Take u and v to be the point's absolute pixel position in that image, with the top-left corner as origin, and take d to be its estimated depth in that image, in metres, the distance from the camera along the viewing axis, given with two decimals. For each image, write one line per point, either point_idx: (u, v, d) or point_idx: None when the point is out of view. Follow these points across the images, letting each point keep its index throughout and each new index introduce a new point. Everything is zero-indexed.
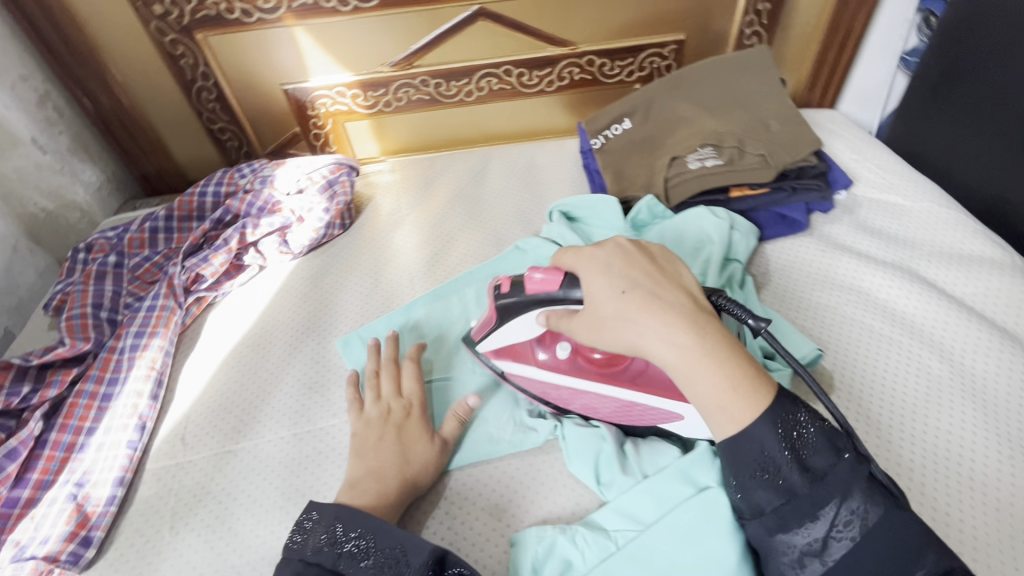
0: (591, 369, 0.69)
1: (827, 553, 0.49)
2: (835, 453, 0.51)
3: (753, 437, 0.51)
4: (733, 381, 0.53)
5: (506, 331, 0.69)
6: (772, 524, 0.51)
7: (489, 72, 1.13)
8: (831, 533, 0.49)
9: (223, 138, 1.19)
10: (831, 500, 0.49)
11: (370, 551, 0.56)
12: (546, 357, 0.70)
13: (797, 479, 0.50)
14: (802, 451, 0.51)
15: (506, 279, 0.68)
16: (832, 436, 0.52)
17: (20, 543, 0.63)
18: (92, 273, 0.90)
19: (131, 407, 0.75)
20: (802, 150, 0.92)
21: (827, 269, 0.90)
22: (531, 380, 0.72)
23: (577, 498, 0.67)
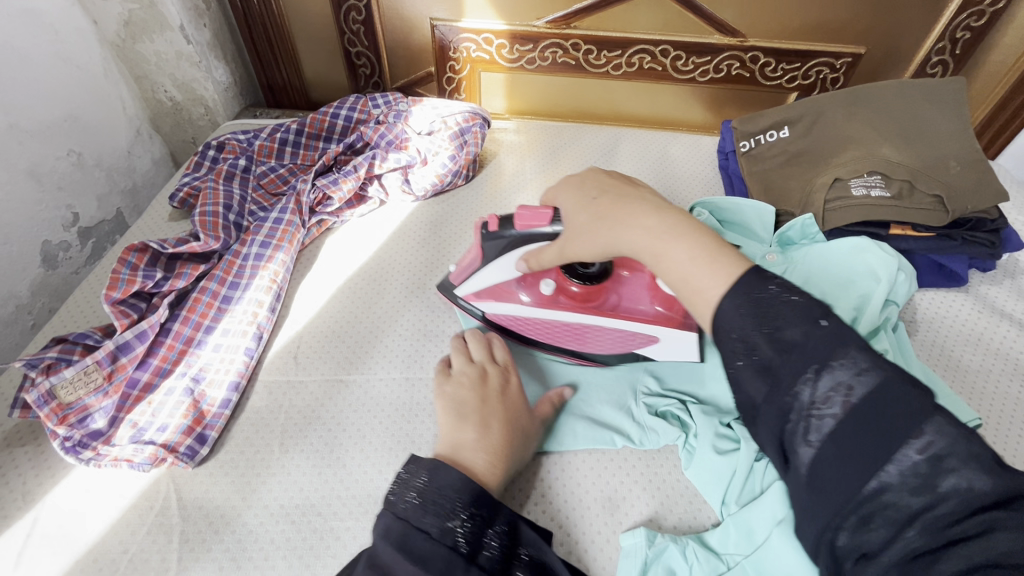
0: (577, 304, 0.72)
1: (811, 433, 0.39)
2: (811, 321, 0.41)
3: (724, 317, 0.45)
4: (705, 249, 0.49)
5: (488, 271, 0.71)
6: (771, 419, 0.41)
7: (645, 48, 1.07)
8: (811, 412, 0.39)
9: (357, 63, 1.17)
10: (810, 371, 0.40)
11: (458, 511, 0.51)
12: (531, 297, 0.73)
13: (769, 352, 0.42)
14: (771, 326, 0.42)
15: (490, 217, 0.69)
16: (811, 305, 0.42)
17: (139, 426, 0.64)
18: (222, 173, 0.89)
19: (250, 315, 0.74)
20: (990, 198, 0.84)
21: (981, 330, 0.83)
22: (519, 322, 0.74)
23: (693, 511, 0.63)
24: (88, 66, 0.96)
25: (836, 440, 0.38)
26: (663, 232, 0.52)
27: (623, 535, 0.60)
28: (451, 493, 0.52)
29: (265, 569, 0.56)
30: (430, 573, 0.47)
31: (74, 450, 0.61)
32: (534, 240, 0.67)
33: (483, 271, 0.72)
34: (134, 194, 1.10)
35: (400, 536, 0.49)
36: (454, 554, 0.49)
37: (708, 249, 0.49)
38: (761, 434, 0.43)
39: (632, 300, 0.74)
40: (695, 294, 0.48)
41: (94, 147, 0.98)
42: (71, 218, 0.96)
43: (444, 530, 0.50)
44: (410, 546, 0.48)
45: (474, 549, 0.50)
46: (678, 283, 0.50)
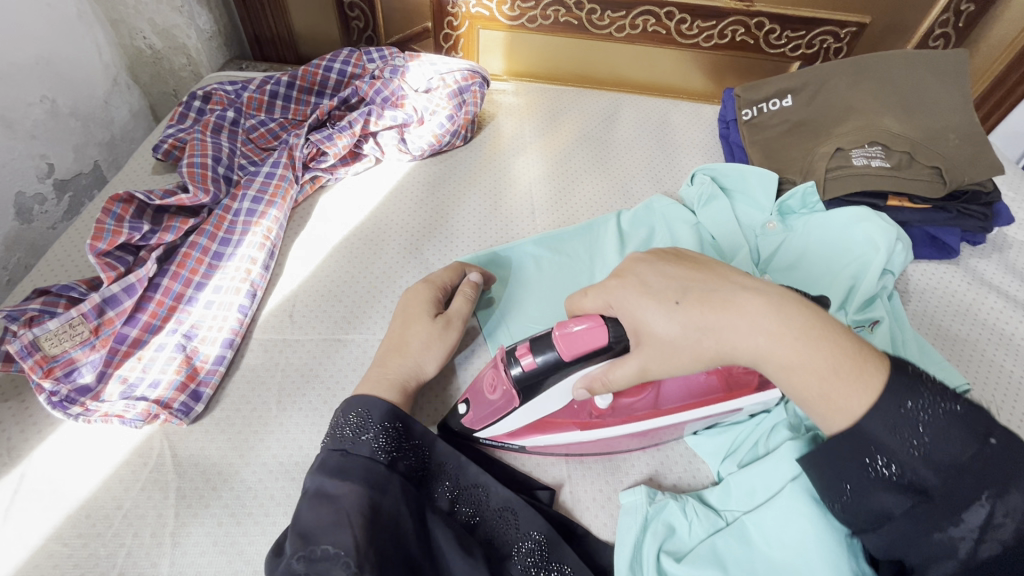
0: (633, 408, 0.60)
1: (973, 556, 0.41)
2: (978, 438, 0.42)
3: (860, 427, 0.44)
4: (845, 359, 0.44)
5: (528, 411, 0.57)
6: (911, 530, 0.43)
7: (650, 10, 1.04)
8: (980, 535, 0.41)
9: (350, 16, 1.12)
10: (984, 496, 0.41)
11: (371, 425, 0.55)
12: (579, 423, 0.60)
13: (926, 473, 0.42)
14: (930, 444, 0.42)
15: (521, 347, 0.54)
16: (969, 417, 0.42)
17: (129, 381, 0.62)
18: (210, 125, 0.84)
19: (243, 272, 0.72)
20: (986, 171, 0.84)
21: (971, 303, 0.85)
22: (571, 444, 0.62)
23: (693, 471, 0.64)
24: (60, 5, 0.89)
25: (997, 562, 0.40)
26: (796, 340, 0.45)
27: (623, 492, 0.60)
28: (362, 414, 0.55)
29: (267, 524, 0.55)
30: (350, 480, 0.50)
31: (62, 405, 0.58)
32: (592, 359, 0.53)
33: (519, 413, 0.57)
34: (112, 147, 1.04)
35: (323, 461, 0.52)
36: (373, 462, 0.52)
37: (844, 357, 0.44)
38: (882, 532, 0.45)
39: (680, 385, 0.60)
40: (835, 410, 0.44)
41: (68, 94, 0.92)
42: (46, 169, 0.90)
43: (359, 444, 0.53)
44: (332, 466, 0.52)
45: (391, 457, 0.54)
46: (818, 401, 0.45)
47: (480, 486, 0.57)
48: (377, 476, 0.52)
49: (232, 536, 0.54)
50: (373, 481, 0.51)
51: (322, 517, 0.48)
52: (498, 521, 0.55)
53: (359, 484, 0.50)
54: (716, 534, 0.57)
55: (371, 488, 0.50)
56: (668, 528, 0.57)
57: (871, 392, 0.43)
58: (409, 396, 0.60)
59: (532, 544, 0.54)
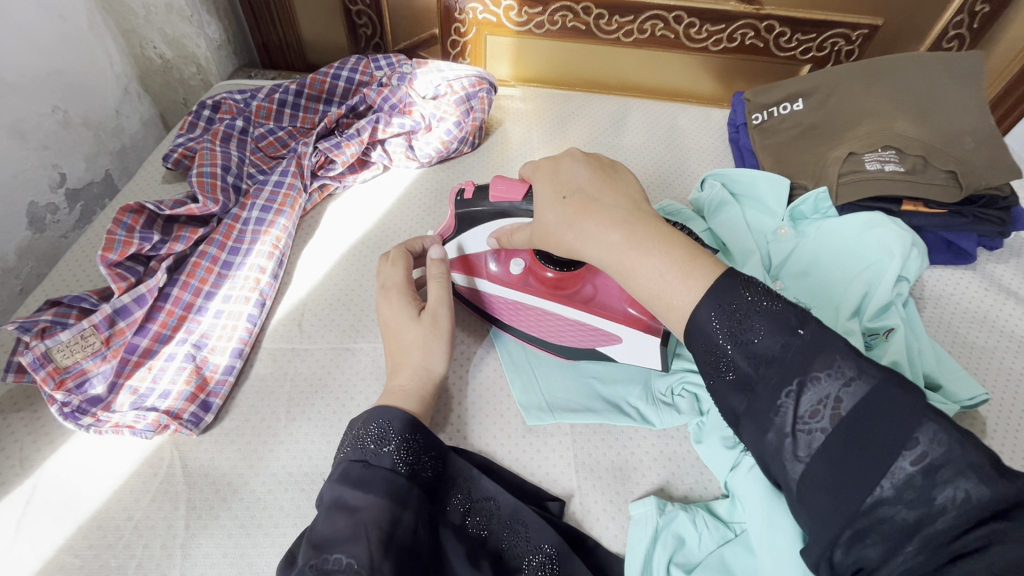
0: (545, 291, 0.71)
1: (801, 447, 0.42)
2: (788, 331, 0.44)
3: (698, 327, 0.47)
4: (676, 262, 0.49)
5: (473, 236, 0.70)
6: (750, 429, 0.44)
7: (657, 14, 1.04)
8: (798, 426, 0.42)
9: (358, 24, 1.12)
10: (793, 384, 0.43)
11: (392, 438, 0.53)
12: (499, 272, 0.72)
13: (745, 366, 0.45)
14: (743, 336, 0.45)
15: (466, 188, 0.68)
16: (782, 315, 0.45)
17: (139, 392, 0.62)
18: (219, 134, 0.85)
19: (252, 281, 0.72)
20: (1003, 175, 0.83)
21: (986, 308, 0.83)
22: (488, 297, 0.72)
23: (703, 482, 0.63)
24: (72, 16, 0.90)
25: (823, 453, 0.41)
26: (637, 243, 0.51)
27: (631, 504, 0.59)
28: (383, 425, 0.54)
29: (276, 536, 0.55)
30: (372, 494, 0.49)
31: (73, 416, 0.58)
32: (509, 216, 0.66)
33: (462, 238, 0.71)
34: (123, 156, 1.05)
35: (344, 472, 0.51)
36: (394, 474, 0.51)
37: (682, 264, 0.49)
38: (744, 440, 0.46)
39: (606, 298, 0.70)
40: (670, 307, 0.49)
41: (80, 103, 0.93)
42: (58, 179, 0.91)
43: (380, 456, 0.52)
44: (354, 476, 0.50)
45: (412, 469, 0.53)
46: (651, 299, 0.51)
47: (493, 501, 0.57)
48: (399, 490, 0.50)
49: (242, 548, 0.54)
50: (394, 494, 0.50)
51: (340, 527, 0.46)
52: (509, 533, 0.55)
53: (380, 497, 0.49)
54: (726, 546, 0.57)
55: (392, 501, 0.49)
56: (678, 541, 0.57)
57: (698, 289, 0.47)
58: (428, 403, 0.60)
59: (543, 557, 0.54)
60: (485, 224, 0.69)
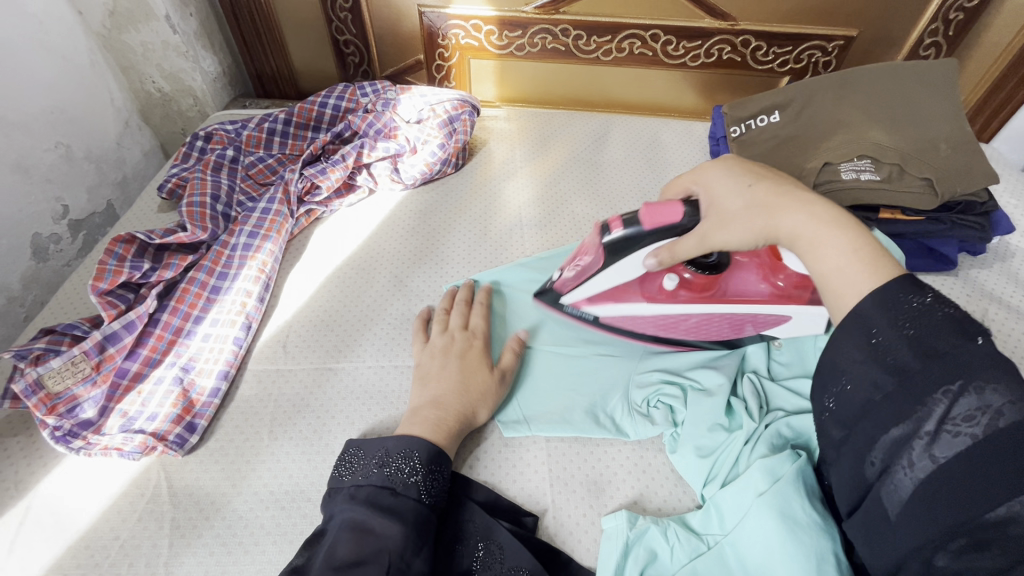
0: (695, 295, 0.71)
1: (937, 448, 0.39)
2: (965, 336, 0.41)
3: (860, 317, 0.46)
4: (865, 254, 0.50)
5: (609, 275, 0.67)
6: (884, 417, 0.42)
7: (635, 33, 1.06)
8: (944, 426, 0.39)
9: (345, 52, 1.16)
10: (953, 386, 0.40)
11: (418, 468, 0.57)
12: (647, 294, 0.71)
13: (909, 355, 0.42)
14: (916, 331, 0.42)
15: (613, 218, 0.63)
16: (962, 320, 0.42)
17: (128, 415, 0.65)
18: (210, 163, 0.88)
19: (239, 304, 0.74)
20: (979, 180, 0.83)
21: (970, 314, 0.83)
22: (629, 315, 0.72)
23: (677, 494, 0.63)
24: (73, 57, 0.95)
25: (963, 457, 0.38)
26: (826, 226, 0.53)
27: (604, 518, 0.60)
28: (408, 454, 0.57)
29: (256, 554, 0.57)
30: (398, 522, 0.53)
31: (64, 440, 0.61)
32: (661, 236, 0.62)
33: (603, 274, 0.67)
34: (124, 186, 1.10)
35: (369, 496, 0.55)
36: (420, 504, 0.55)
37: (868, 252, 0.50)
38: (862, 430, 0.44)
39: (742, 285, 0.72)
40: (840, 292, 0.49)
41: (82, 138, 0.98)
42: (61, 211, 0.96)
43: (406, 486, 0.56)
44: (383, 504, 0.54)
45: (433, 499, 0.56)
46: (822, 278, 0.52)
47: (474, 522, 0.59)
48: (421, 520, 0.54)
49: (223, 566, 0.56)
50: (417, 523, 0.54)
51: (367, 548, 0.50)
52: (485, 556, 0.57)
53: (402, 526, 0.52)
54: (698, 559, 0.56)
55: (415, 531, 0.53)
56: (649, 554, 0.57)
57: (884, 276, 0.47)
58: (454, 433, 0.62)
59: None
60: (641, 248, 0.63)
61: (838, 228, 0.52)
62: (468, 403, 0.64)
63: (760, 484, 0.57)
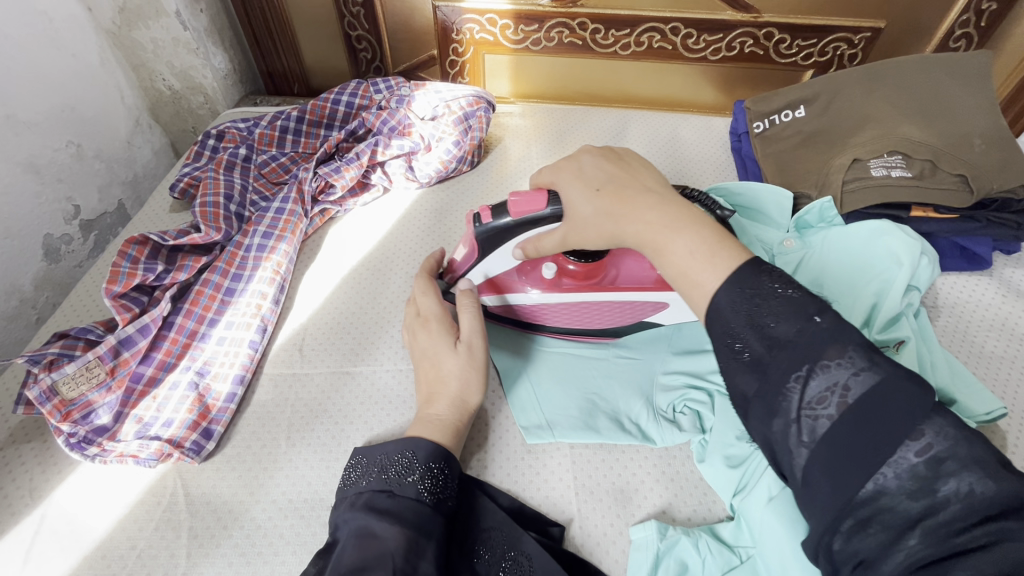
0: (578, 285, 0.71)
1: (807, 432, 0.40)
2: (804, 316, 0.42)
3: (720, 312, 0.45)
4: (705, 243, 0.49)
5: (491, 266, 0.69)
6: (759, 412, 0.42)
7: (654, 26, 1.03)
8: (803, 410, 0.40)
9: (358, 48, 1.14)
10: (803, 369, 0.40)
11: (416, 468, 0.55)
12: (533, 286, 0.71)
13: (758, 345, 0.42)
14: (762, 319, 0.43)
15: (482, 209, 0.64)
16: (802, 300, 0.43)
17: (144, 421, 0.63)
18: (223, 162, 0.87)
19: (254, 307, 0.73)
20: (1014, 177, 0.80)
21: (1006, 316, 0.80)
22: (524, 309, 0.72)
23: (707, 503, 0.61)
24: (84, 55, 0.94)
25: (830, 440, 0.39)
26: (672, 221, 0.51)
27: (632, 529, 0.58)
28: (408, 455, 0.56)
29: (276, 564, 0.55)
30: (399, 522, 0.50)
31: (80, 446, 0.60)
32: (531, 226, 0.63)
33: (484, 265, 0.68)
34: (135, 186, 1.08)
35: (367, 500, 0.53)
36: (420, 503, 0.53)
37: (710, 243, 0.48)
38: (752, 427, 0.44)
39: (632, 270, 0.73)
40: (692, 285, 0.48)
41: (93, 137, 0.97)
42: (72, 211, 0.94)
43: (405, 486, 0.54)
44: (379, 506, 0.52)
45: (436, 498, 0.54)
46: (678, 276, 0.50)
47: (497, 530, 0.57)
48: (424, 520, 0.52)
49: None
50: (418, 522, 0.51)
51: (370, 553, 0.47)
52: (513, 565, 0.55)
53: (404, 526, 0.50)
54: (731, 573, 0.55)
55: (417, 531, 0.51)
56: (680, 566, 0.55)
57: (724, 268, 0.46)
58: (459, 435, 0.60)
59: None
60: (513, 238, 0.65)
61: (680, 229, 0.50)
62: None
63: (787, 495, 0.55)
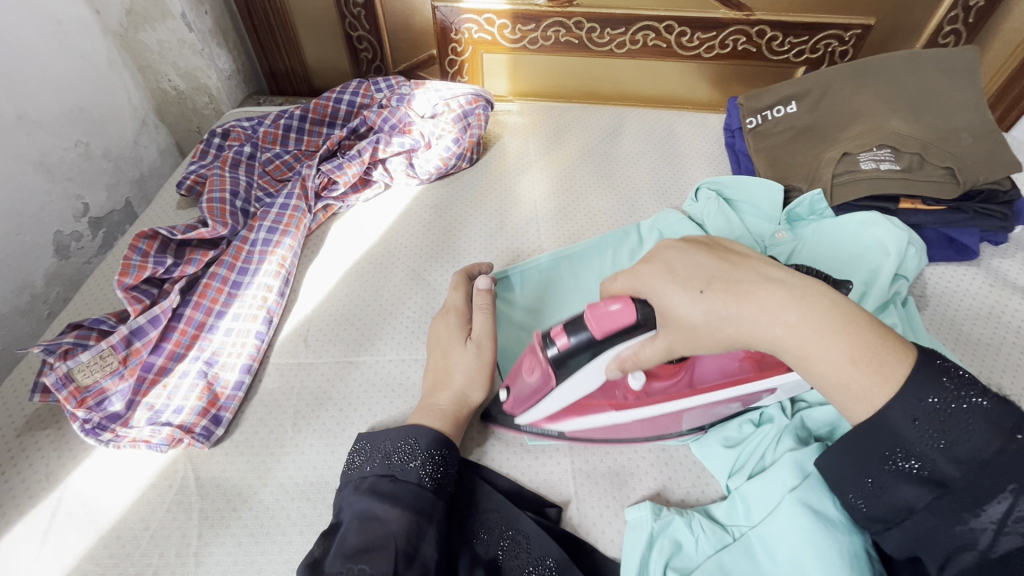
0: (668, 389, 0.61)
1: (993, 548, 0.39)
2: (1003, 433, 0.40)
3: (881, 422, 0.43)
4: (857, 345, 0.44)
5: (566, 390, 0.58)
6: (932, 524, 0.42)
7: (649, 25, 1.06)
8: (999, 527, 0.39)
9: (359, 48, 1.17)
10: (1007, 490, 0.39)
11: (418, 454, 0.57)
12: (616, 404, 0.62)
13: (944, 465, 0.41)
14: (946, 438, 0.41)
15: (555, 328, 0.54)
16: (996, 415, 0.40)
17: (155, 408, 0.66)
18: (228, 160, 0.89)
19: (260, 299, 0.75)
20: (1001, 168, 0.82)
21: (993, 304, 0.82)
22: (609, 426, 0.64)
23: (701, 485, 0.63)
24: (92, 56, 0.96)
25: (1021, 556, 0.38)
26: (821, 331, 0.44)
27: (628, 509, 0.60)
28: (411, 441, 0.58)
29: (283, 544, 0.58)
30: (400, 506, 0.53)
31: (94, 432, 0.62)
32: (621, 340, 0.52)
33: (556, 395, 0.59)
34: (142, 184, 1.11)
35: (371, 485, 0.55)
36: (421, 488, 0.55)
37: (867, 350, 0.43)
38: (905, 529, 0.44)
39: (710, 362, 0.62)
40: (857, 399, 0.44)
41: (101, 137, 0.99)
42: (81, 209, 0.97)
43: (408, 472, 0.56)
44: (381, 490, 0.55)
45: (437, 483, 0.56)
46: (832, 387, 0.45)
47: (497, 511, 0.59)
48: (426, 504, 0.54)
49: (251, 555, 0.57)
50: (420, 507, 0.54)
51: (371, 535, 0.50)
52: (510, 544, 0.57)
53: (406, 510, 0.53)
54: (724, 551, 0.56)
55: (420, 515, 0.53)
56: (674, 544, 0.57)
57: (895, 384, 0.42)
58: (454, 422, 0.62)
59: (544, 569, 0.55)
60: (597, 356, 0.54)
61: (817, 304, 0.45)
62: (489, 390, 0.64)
63: (790, 480, 0.57)
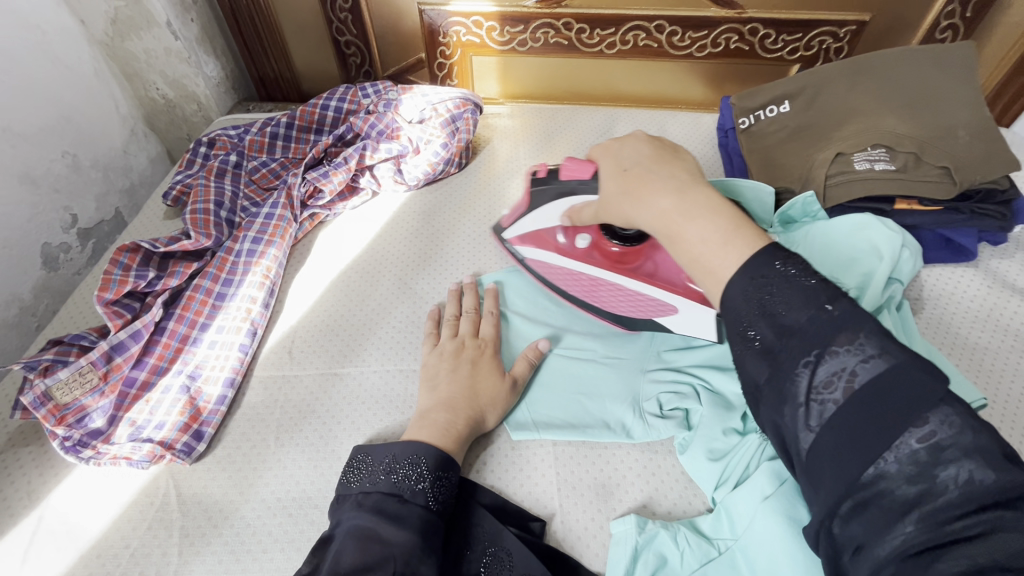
0: (607, 262, 0.76)
1: (812, 418, 0.41)
2: (815, 306, 0.42)
3: (732, 300, 0.46)
4: (720, 233, 0.49)
5: (534, 219, 0.78)
6: (769, 403, 0.43)
7: (639, 25, 1.04)
8: (812, 396, 0.41)
9: (347, 53, 1.16)
10: (812, 356, 0.41)
11: (425, 475, 0.56)
12: (568, 251, 0.78)
13: (768, 334, 0.44)
14: (774, 309, 0.44)
15: (541, 167, 0.75)
16: (817, 290, 0.43)
17: (137, 424, 0.65)
18: (213, 169, 0.89)
19: (244, 311, 0.75)
20: (1001, 167, 0.80)
21: (991, 307, 0.81)
22: (551, 267, 0.79)
23: (687, 497, 0.62)
24: (78, 67, 0.96)
25: (835, 423, 0.39)
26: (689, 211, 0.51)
27: (613, 523, 0.59)
28: (417, 460, 0.57)
29: (264, 561, 0.57)
30: (405, 528, 0.52)
31: (74, 450, 0.62)
32: (576, 193, 0.71)
33: (528, 218, 0.79)
34: (131, 193, 1.10)
35: (375, 503, 0.54)
36: (427, 511, 0.55)
37: (725, 236, 0.49)
38: (763, 414, 0.44)
39: (666, 264, 0.74)
40: (707, 272, 0.49)
41: (88, 148, 0.99)
42: (69, 220, 0.96)
43: (414, 493, 0.55)
44: (388, 510, 0.54)
45: (440, 505, 0.56)
46: (691, 265, 0.51)
47: (483, 528, 0.58)
48: (428, 526, 0.54)
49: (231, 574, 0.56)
50: (423, 530, 0.53)
51: (372, 556, 0.49)
52: (492, 560, 0.56)
53: (411, 533, 0.52)
54: (709, 565, 0.55)
55: (422, 538, 0.52)
56: (659, 558, 0.56)
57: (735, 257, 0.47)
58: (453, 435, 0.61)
59: None
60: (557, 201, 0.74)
61: (703, 215, 0.50)
62: (472, 402, 0.63)
63: (766, 487, 0.56)
